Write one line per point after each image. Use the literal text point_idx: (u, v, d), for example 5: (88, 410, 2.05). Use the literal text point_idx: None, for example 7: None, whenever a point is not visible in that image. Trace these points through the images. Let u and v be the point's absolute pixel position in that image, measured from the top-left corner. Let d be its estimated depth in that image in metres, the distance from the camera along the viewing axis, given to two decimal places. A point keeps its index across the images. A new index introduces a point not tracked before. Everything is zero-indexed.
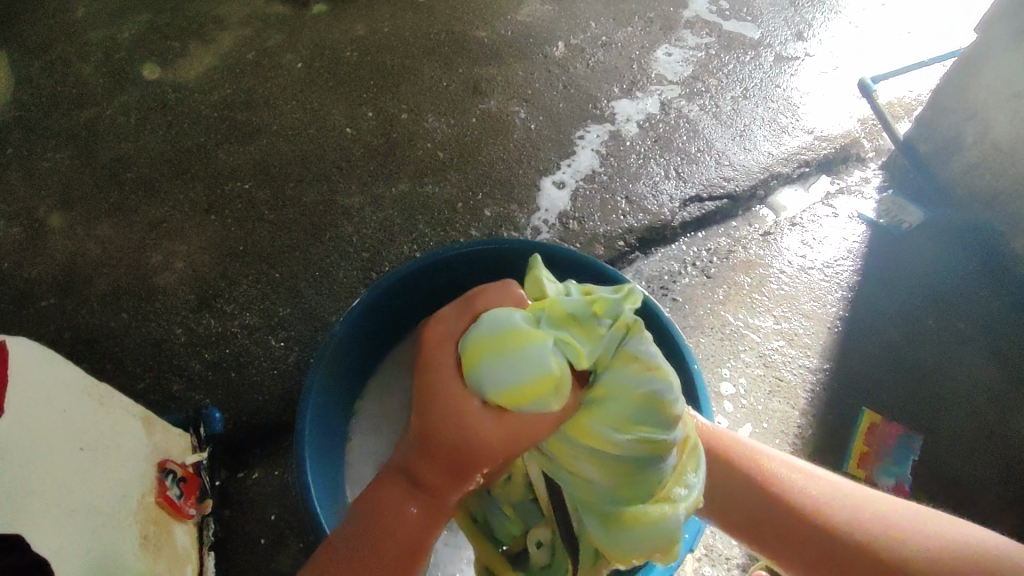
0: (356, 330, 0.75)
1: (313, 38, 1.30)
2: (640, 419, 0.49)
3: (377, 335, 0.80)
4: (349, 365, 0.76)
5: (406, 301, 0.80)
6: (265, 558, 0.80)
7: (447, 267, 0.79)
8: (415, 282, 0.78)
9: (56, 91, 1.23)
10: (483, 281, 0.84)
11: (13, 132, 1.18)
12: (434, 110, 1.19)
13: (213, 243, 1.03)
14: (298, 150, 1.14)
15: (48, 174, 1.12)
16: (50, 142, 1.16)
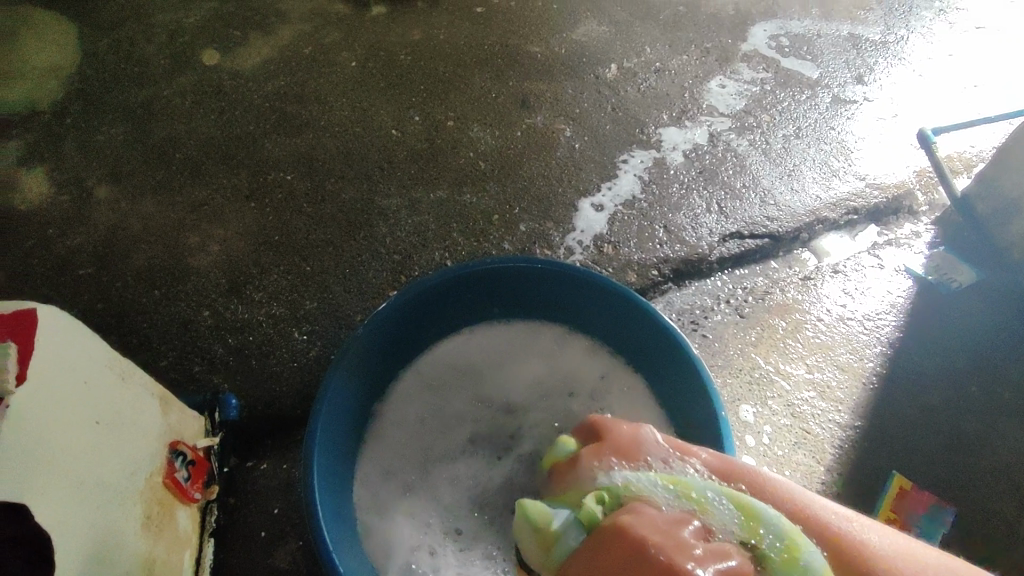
0: (380, 333, 0.74)
1: (368, 39, 1.32)
2: None
3: (400, 341, 0.80)
4: (369, 367, 0.76)
5: (432, 309, 0.80)
6: (263, 552, 0.79)
7: (476, 280, 0.79)
8: (443, 291, 0.78)
9: (119, 68, 1.27)
10: (512, 298, 0.83)
11: (73, 103, 1.22)
12: (480, 120, 1.20)
13: (250, 231, 1.04)
14: (342, 148, 1.15)
15: (101, 148, 1.15)
16: (106, 116, 1.20)
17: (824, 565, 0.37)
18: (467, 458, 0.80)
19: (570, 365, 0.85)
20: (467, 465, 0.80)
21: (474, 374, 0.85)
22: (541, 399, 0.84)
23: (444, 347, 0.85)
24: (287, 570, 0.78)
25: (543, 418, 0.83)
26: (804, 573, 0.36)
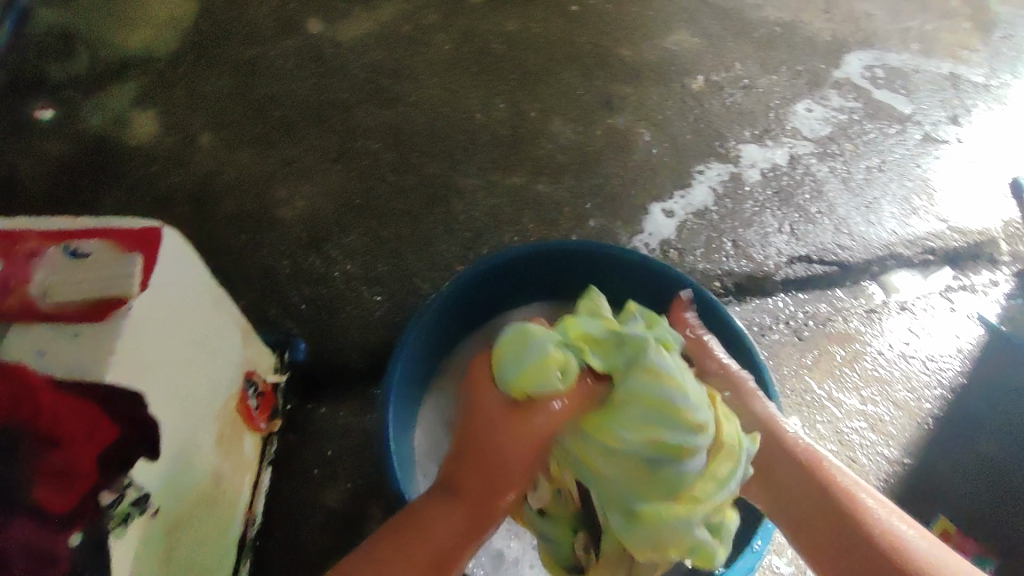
0: (459, 294, 0.81)
1: (464, 24, 1.36)
2: (661, 427, 0.55)
3: (475, 305, 0.86)
4: (437, 333, 0.82)
5: (492, 286, 0.86)
6: (314, 489, 0.84)
7: (536, 262, 0.85)
8: (521, 264, 0.84)
9: (230, 26, 1.35)
10: (582, 281, 0.89)
11: (186, 54, 1.30)
12: (562, 115, 1.23)
13: (334, 191, 1.10)
14: (428, 125, 1.20)
15: (207, 98, 1.23)
16: (216, 69, 1.28)
17: (645, 361, 0.58)
18: None
19: None
20: None
21: None
22: None
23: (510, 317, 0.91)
24: (333, 509, 0.83)
25: None
26: (605, 353, 0.60)
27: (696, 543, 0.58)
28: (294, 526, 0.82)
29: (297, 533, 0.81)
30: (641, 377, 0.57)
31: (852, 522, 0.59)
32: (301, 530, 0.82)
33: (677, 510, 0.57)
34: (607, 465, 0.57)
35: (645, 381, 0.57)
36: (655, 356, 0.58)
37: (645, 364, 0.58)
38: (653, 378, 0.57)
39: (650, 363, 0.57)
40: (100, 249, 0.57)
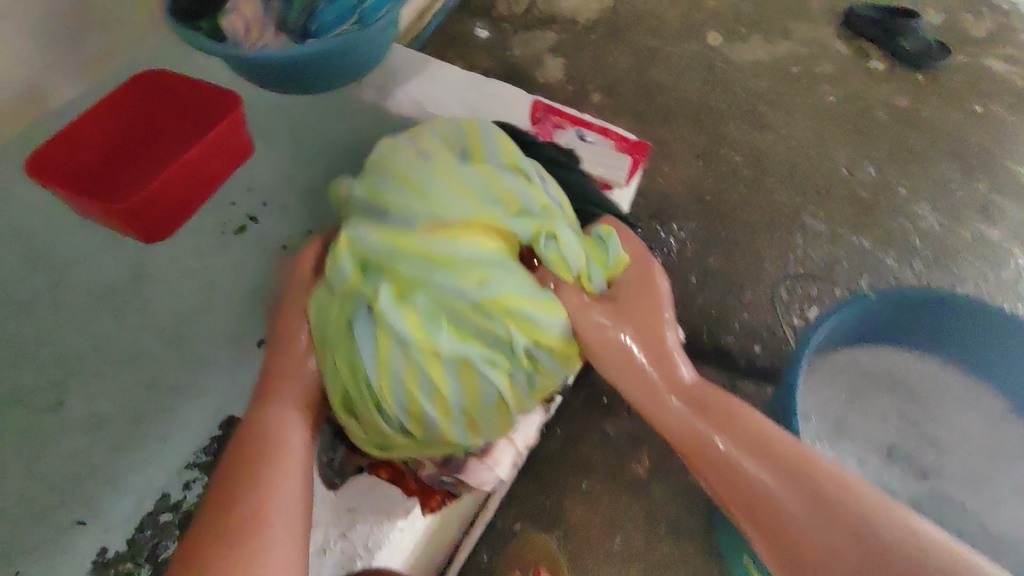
0: (870, 311, 0.76)
1: (855, 84, 1.35)
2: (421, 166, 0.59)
3: (878, 327, 0.80)
4: (847, 330, 0.78)
5: (919, 316, 0.78)
6: (600, 414, 0.92)
7: (985, 324, 0.75)
8: (946, 305, 0.75)
9: (641, 10, 1.43)
10: (992, 360, 0.79)
11: (598, 25, 1.40)
12: (931, 201, 1.20)
13: (691, 183, 1.18)
14: (792, 161, 1.23)
15: (607, 66, 1.34)
16: (619, 45, 1.37)
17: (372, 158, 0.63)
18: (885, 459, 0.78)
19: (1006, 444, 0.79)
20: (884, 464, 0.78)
21: (913, 395, 0.82)
22: (966, 451, 0.79)
23: (886, 354, 0.84)
24: (612, 437, 0.91)
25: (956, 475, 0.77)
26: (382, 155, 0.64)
27: (391, 377, 0.51)
28: (573, 431, 0.91)
29: (575, 439, 0.91)
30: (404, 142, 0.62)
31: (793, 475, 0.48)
32: (577, 438, 0.91)
33: (379, 336, 0.51)
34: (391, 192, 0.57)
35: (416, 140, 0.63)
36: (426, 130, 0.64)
37: (397, 168, 0.58)
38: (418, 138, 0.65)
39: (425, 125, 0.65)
40: (608, 151, 0.81)
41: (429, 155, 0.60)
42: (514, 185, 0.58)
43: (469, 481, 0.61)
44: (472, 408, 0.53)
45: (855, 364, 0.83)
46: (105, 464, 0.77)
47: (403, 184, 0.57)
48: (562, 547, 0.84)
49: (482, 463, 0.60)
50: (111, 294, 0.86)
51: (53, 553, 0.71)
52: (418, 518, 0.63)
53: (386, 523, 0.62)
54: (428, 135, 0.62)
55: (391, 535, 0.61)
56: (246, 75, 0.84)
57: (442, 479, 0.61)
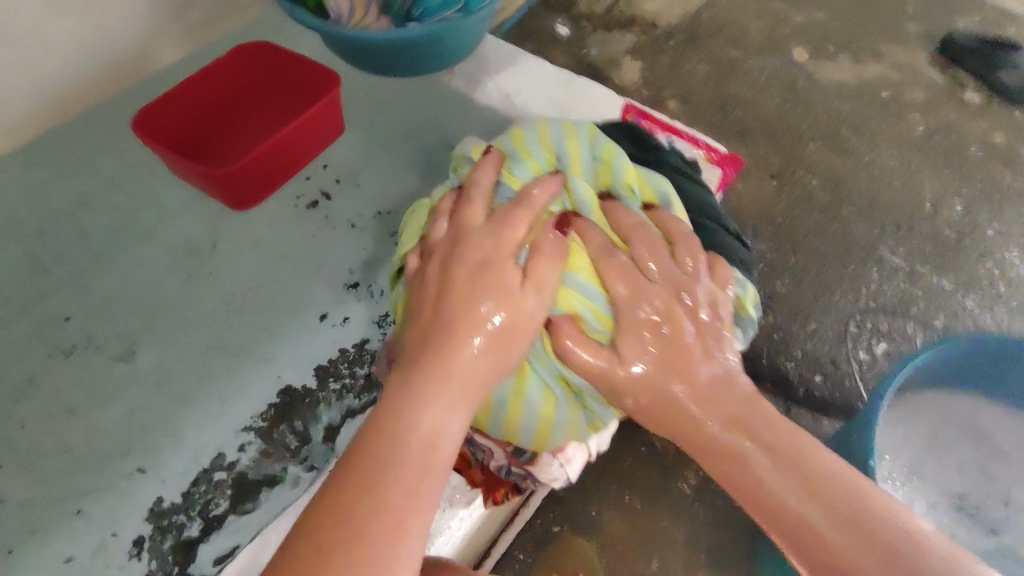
0: (957, 357, 0.72)
1: (948, 116, 1.29)
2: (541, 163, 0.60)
3: (965, 373, 0.76)
4: (932, 372, 0.74)
5: (1011, 368, 0.73)
6: (649, 427, 0.90)
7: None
8: None
9: (725, 20, 1.40)
10: None
11: (680, 31, 1.37)
12: (1021, 246, 1.13)
13: (762, 203, 1.15)
14: (872, 190, 1.18)
15: (686, 74, 1.31)
16: (700, 54, 1.34)
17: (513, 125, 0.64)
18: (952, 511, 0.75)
19: None
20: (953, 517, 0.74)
21: (992, 448, 0.78)
22: None
23: (970, 404, 0.79)
24: (660, 451, 0.89)
25: None
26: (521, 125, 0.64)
27: None
28: (620, 442, 0.89)
29: (620, 448, 0.89)
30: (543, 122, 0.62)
31: (814, 486, 0.48)
32: (624, 449, 0.89)
33: None
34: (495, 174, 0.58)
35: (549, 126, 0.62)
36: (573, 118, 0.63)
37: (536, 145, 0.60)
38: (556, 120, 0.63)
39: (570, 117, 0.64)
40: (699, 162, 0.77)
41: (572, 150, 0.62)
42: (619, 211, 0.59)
43: (538, 475, 0.61)
44: (512, 410, 0.56)
45: (934, 409, 0.79)
46: (168, 418, 0.79)
47: (529, 164, 0.59)
48: (597, 556, 0.84)
49: (552, 459, 0.59)
50: (188, 254, 0.89)
51: (113, 497, 0.74)
52: (476, 508, 0.66)
53: (448, 509, 0.65)
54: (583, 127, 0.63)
55: (452, 521, 0.65)
56: (343, 53, 0.86)
57: (511, 470, 0.61)
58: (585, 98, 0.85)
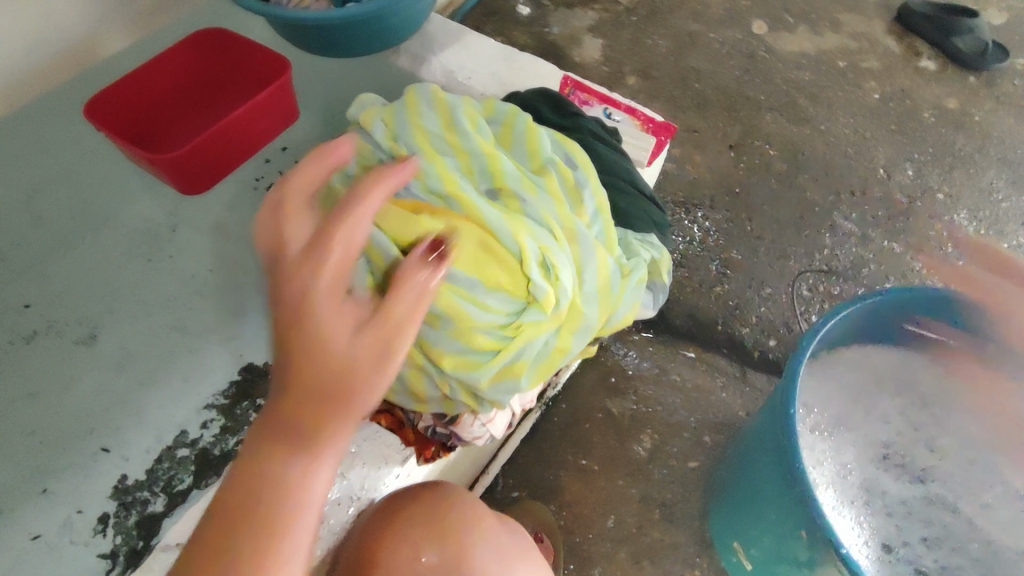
0: (882, 312, 0.74)
1: (903, 82, 1.31)
2: (437, 147, 0.54)
3: (894, 326, 0.77)
4: (861, 326, 0.75)
5: (936, 322, 0.75)
6: (603, 395, 0.94)
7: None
8: (963, 305, 0.71)
9: None
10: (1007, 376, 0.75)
11: (640, 7, 1.38)
12: (971, 209, 1.16)
13: (720, 172, 1.17)
14: (827, 158, 1.20)
15: (647, 49, 1.32)
16: (660, 29, 1.35)
17: (410, 98, 0.57)
18: (884, 462, 0.76)
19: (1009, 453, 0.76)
20: (886, 468, 0.76)
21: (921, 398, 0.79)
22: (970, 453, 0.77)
23: (902, 357, 0.80)
24: (614, 417, 0.92)
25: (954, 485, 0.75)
26: (414, 95, 0.57)
27: None
28: (576, 409, 0.93)
29: (577, 415, 0.92)
30: (435, 98, 0.56)
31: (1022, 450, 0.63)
32: (579, 415, 0.92)
33: None
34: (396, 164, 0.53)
35: (442, 101, 0.56)
36: (466, 103, 0.57)
37: (425, 124, 0.55)
38: (451, 98, 0.57)
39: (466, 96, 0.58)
40: (635, 131, 0.78)
41: (464, 126, 0.55)
42: (518, 183, 0.53)
43: (460, 435, 0.57)
44: (416, 386, 0.51)
45: (864, 363, 0.79)
46: (132, 397, 0.82)
47: (426, 148, 0.54)
48: (556, 519, 0.86)
49: (473, 419, 0.56)
50: (149, 239, 0.91)
51: (79, 475, 0.77)
52: (413, 468, 0.60)
53: (382, 468, 0.58)
54: (470, 103, 0.57)
55: (387, 481, 0.58)
56: (291, 36, 0.87)
57: (437, 430, 0.58)
58: (527, 77, 0.84)
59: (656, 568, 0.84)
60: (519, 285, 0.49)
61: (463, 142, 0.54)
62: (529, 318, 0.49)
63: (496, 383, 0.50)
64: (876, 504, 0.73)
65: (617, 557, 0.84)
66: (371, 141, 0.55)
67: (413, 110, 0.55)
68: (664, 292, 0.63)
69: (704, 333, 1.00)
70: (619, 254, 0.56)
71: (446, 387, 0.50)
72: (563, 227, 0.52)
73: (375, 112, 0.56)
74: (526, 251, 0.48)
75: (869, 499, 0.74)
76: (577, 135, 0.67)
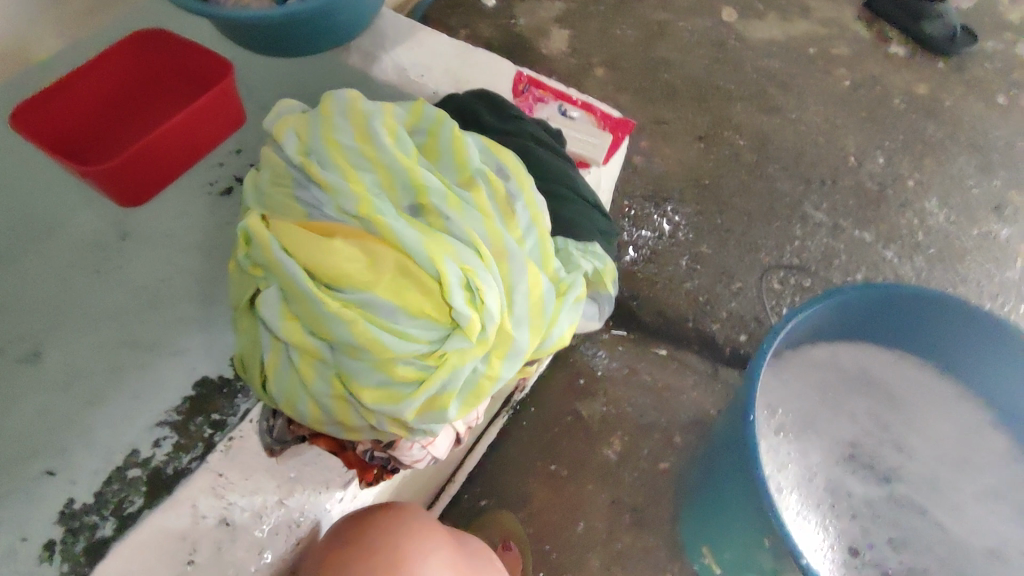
0: (845, 309, 0.72)
1: (873, 68, 1.29)
2: (353, 163, 0.51)
3: (857, 322, 0.76)
4: (824, 324, 0.74)
5: (899, 318, 0.73)
6: (573, 397, 0.92)
7: (983, 327, 0.68)
8: (925, 302, 0.69)
9: None
10: (970, 370, 0.74)
11: None
12: (941, 196, 1.15)
13: (689, 164, 1.15)
14: (798, 147, 1.18)
15: (614, 39, 1.29)
16: (628, 19, 1.32)
17: (325, 110, 0.54)
18: (848, 464, 0.75)
19: (976, 449, 0.75)
20: (851, 470, 0.75)
21: (887, 395, 0.78)
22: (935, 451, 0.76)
23: (865, 353, 0.79)
24: (583, 419, 0.90)
25: (921, 484, 0.75)
26: (330, 106, 0.54)
27: (274, 381, 0.50)
28: (544, 413, 0.91)
29: (545, 419, 0.90)
30: (350, 109, 0.53)
31: None
32: (547, 419, 0.90)
33: (271, 346, 0.49)
34: (310, 184, 0.50)
35: (358, 110, 0.53)
36: (385, 111, 0.54)
37: (340, 138, 0.52)
38: (367, 107, 0.54)
39: (386, 105, 0.55)
40: (591, 128, 0.75)
41: (383, 139, 0.52)
42: (439, 197, 0.50)
43: (400, 458, 0.53)
44: (341, 417, 0.48)
45: (828, 362, 0.79)
46: (79, 416, 0.78)
47: (341, 164, 0.51)
48: (525, 527, 0.84)
49: (411, 442, 0.51)
50: (97, 250, 0.88)
51: (21, 500, 0.72)
52: (356, 491, 0.58)
53: (324, 493, 0.56)
54: (390, 112, 0.54)
55: (329, 507, 0.56)
56: (233, 35, 0.83)
57: (376, 455, 0.53)
58: (481, 72, 0.81)
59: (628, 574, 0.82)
60: (440, 313, 0.46)
61: (381, 156, 0.51)
62: (453, 345, 0.46)
63: (424, 414, 0.47)
64: (841, 509, 0.72)
65: (588, 564, 0.82)
66: (287, 159, 0.53)
67: (328, 125, 0.53)
68: (611, 302, 0.61)
69: (674, 330, 0.98)
70: (556, 269, 0.53)
71: (371, 420, 0.47)
72: (488, 245, 0.49)
73: (290, 128, 0.54)
74: (444, 275, 0.46)
75: (835, 502, 0.72)
76: (517, 140, 0.64)
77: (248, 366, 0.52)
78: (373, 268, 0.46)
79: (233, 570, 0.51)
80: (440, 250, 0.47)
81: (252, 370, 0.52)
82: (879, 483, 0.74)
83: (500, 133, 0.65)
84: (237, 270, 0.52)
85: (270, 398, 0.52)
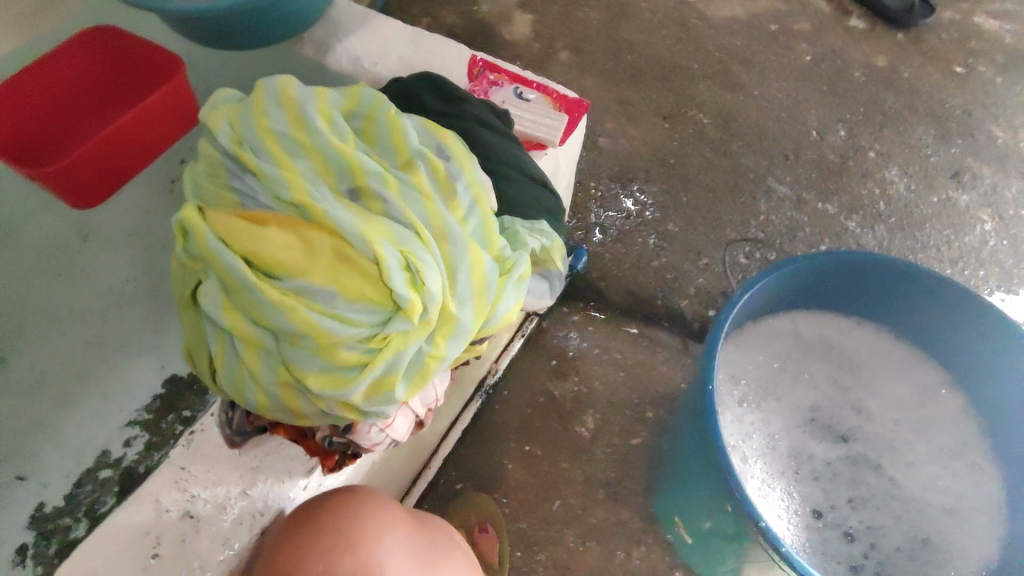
0: (799, 280, 0.73)
1: (833, 42, 1.31)
2: (286, 150, 0.51)
3: (812, 292, 0.77)
4: (779, 295, 0.76)
5: (852, 285, 0.75)
6: (545, 378, 0.93)
7: (928, 289, 0.70)
8: (872, 269, 0.71)
9: None
10: (921, 332, 0.76)
11: None
12: (902, 166, 1.17)
13: (654, 144, 1.16)
14: (761, 123, 1.20)
15: (578, 22, 1.29)
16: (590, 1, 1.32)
17: (257, 95, 0.53)
18: (808, 430, 0.77)
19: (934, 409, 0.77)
20: (812, 434, 0.77)
21: (844, 361, 0.80)
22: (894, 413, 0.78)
23: (822, 320, 0.81)
24: (555, 400, 0.91)
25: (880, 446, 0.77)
26: (262, 92, 0.53)
27: (220, 369, 0.50)
28: (516, 396, 0.92)
29: (518, 401, 0.91)
30: (282, 94, 0.53)
31: None
32: (520, 401, 0.91)
33: (215, 336, 0.49)
34: (246, 172, 0.50)
35: (291, 96, 0.53)
36: (319, 95, 0.54)
37: (273, 125, 0.51)
38: (299, 91, 0.53)
39: (320, 89, 0.54)
40: (546, 109, 0.76)
41: (316, 124, 0.51)
42: (377, 182, 0.50)
43: (359, 443, 0.53)
44: (289, 404, 0.49)
45: (786, 332, 0.80)
46: (48, 420, 0.78)
47: (275, 151, 0.50)
48: (502, 508, 0.85)
49: (368, 425, 0.52)
50: (60, 251, 0.86)
51: None
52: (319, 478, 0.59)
53: (287, 482, 0.57)
54: (325, 96, 0.54)
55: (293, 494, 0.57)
56: (182, 30, 0.82)
57: (334, 439, 0.54)
58: (436, 58, 0.81)
59: (603, 548, 0.84)
60: (380, 296, 0.47)
61: (316, 142, 0.51)
62: (395, 328, 0.47)
63: (371, 396, 0.48)
64: (803, 472, 0.74)
65: (564, 540, 0.84)
66: (220, 149, 0.52)
67: (260, 111, 0.52)
68: (558, 277, 0.64)
69: (643, 309, 0.99)
70: (501, 248, 0.54)
71: (320, 405, 0.48)
72: (427, 227, 0.50)
73: (223, 117, 0.53)
74: (382, 258, 0.46)
75: (796, 466, 0.74)
76: (462, 123, 0.64)
77: (194, 356, 0.52)
78: (311, 255, 0.47)
79: (198, 561, 0.52)
80: (378, 233, 0.47)
81: (199, 361, 0.52)
82: (838, 443, 0.77)
83: (445, 116, 0.65)
84: (177, 263, 0.52)
85: (218, 387, 0.52)
